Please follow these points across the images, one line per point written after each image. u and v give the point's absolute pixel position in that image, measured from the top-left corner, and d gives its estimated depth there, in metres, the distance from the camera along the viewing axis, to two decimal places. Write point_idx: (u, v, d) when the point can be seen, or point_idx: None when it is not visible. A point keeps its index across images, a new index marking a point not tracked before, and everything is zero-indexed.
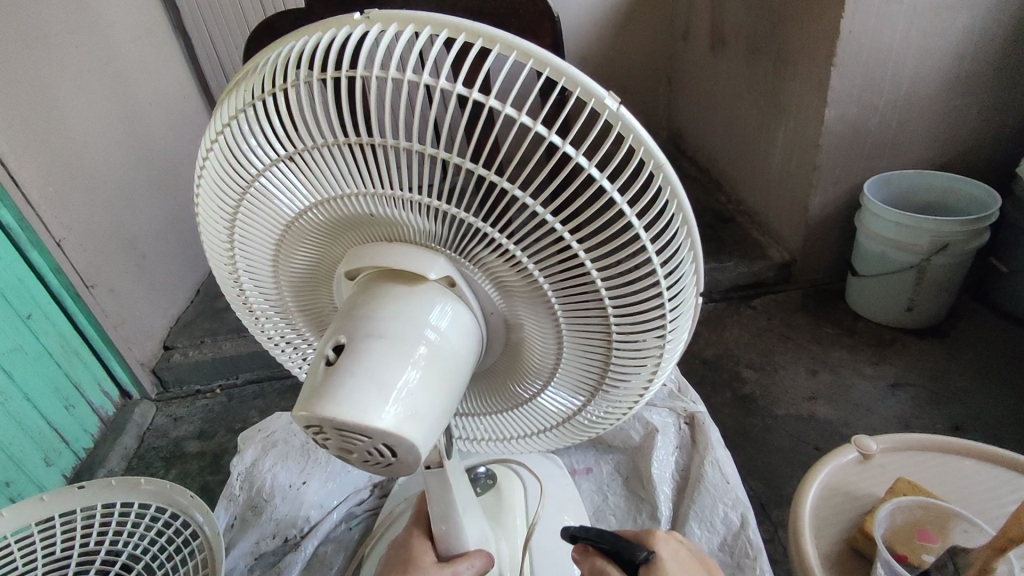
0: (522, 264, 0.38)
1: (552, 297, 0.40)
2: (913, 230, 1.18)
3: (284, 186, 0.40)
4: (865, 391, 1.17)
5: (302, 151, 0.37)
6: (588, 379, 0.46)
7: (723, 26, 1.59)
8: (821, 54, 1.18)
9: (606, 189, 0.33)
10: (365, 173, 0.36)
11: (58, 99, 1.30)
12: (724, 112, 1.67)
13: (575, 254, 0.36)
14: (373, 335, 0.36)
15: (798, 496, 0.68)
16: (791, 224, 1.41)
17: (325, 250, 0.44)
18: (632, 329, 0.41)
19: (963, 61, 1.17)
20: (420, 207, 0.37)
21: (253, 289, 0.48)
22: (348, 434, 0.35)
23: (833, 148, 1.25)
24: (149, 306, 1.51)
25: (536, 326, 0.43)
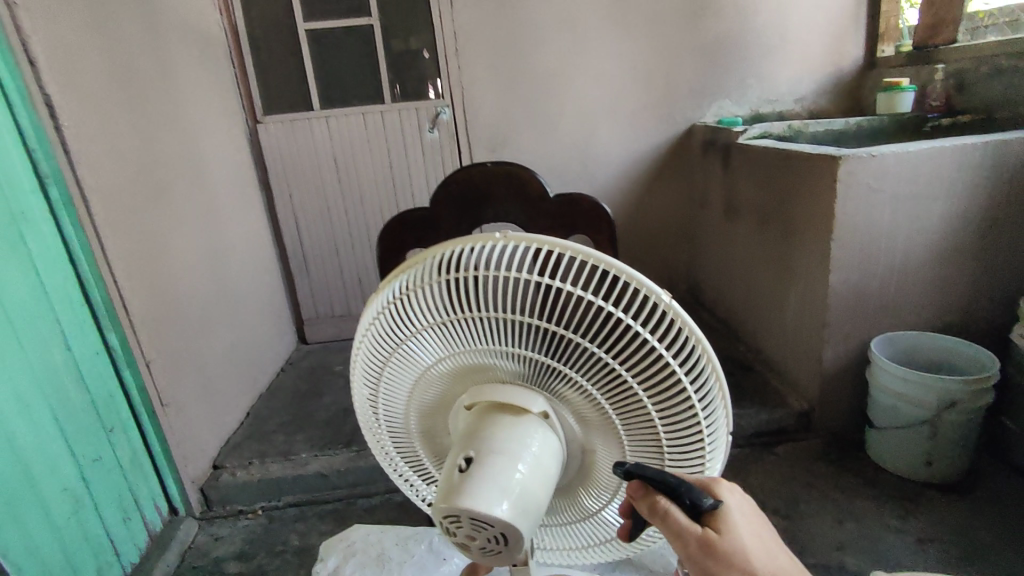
0: (601, 404, 0.51)
1: (621, 429, 0.52)
2: (919, 386, 1.28)
3: (429, 340, 0.54)
4: (890, 542, 1.20)
5: (449, 318, 0.52)
6: None
7: (736, 201, 1.84)
8: (821, 231, 1.37)
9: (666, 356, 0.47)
10: (493, 335, 0.51)
11: (167, 241, 1.53)
12: (739, 272, 1.86)
13: (642, 399, 0.50)
14: (494, 451, 0.49)
15: None
16: (806, 375, 1.53)
17: (447, 387, 0.58)
18: (680, 456, 0.53)
19: (946, 241, 1.36)
20: (530, 360, 0.52)
21: (384, 414, 0.61)
22: (478, 522, 0.46)
23: (839, 309, 1.40)
24: (208, 425, 1.63)
25: (607, 453, 0.55)
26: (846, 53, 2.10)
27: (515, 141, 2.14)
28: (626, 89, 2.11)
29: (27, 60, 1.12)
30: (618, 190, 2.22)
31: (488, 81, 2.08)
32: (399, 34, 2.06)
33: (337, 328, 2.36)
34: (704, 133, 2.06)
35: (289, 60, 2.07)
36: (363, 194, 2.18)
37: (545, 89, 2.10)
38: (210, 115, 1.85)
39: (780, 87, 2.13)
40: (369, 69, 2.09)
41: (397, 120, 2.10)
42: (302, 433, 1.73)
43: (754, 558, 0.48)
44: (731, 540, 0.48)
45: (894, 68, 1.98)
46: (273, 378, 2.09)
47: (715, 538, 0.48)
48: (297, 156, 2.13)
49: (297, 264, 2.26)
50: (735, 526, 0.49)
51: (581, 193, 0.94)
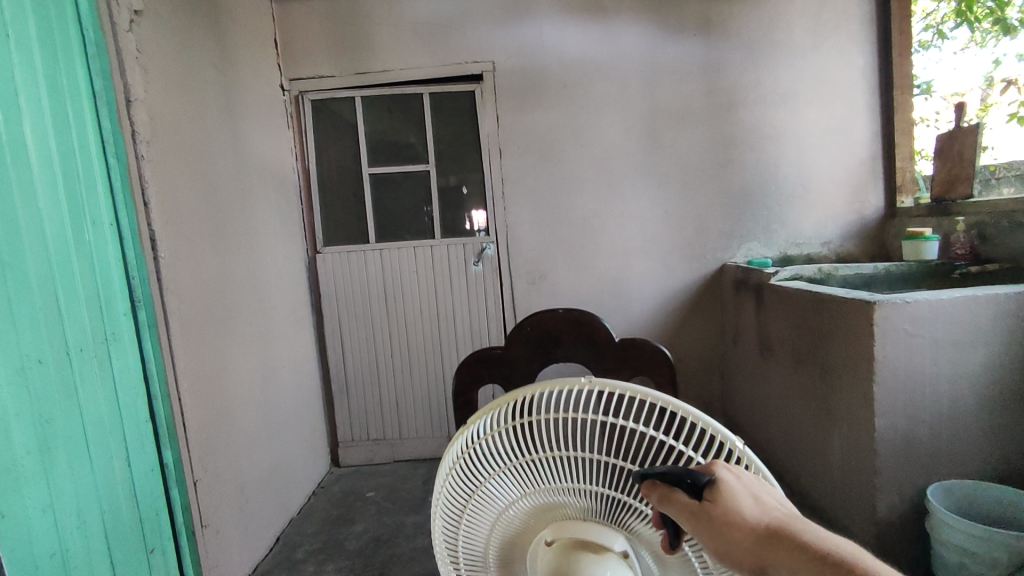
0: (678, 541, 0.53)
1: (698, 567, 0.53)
2: (986, 542, 1.21)
3: (513, 478, 0.58)
4: None
5: (537, 457, 0.55)
6: None
7: (770, 338, 1.88)
8: (862, 372, 1.40)
9: None
10: (578, 472, 0.54)
11: (228, 361, 1.62)
12: (778, 411, 1.85)
13: None
14: None
15: None
16: (860, 523, 1.46)
17: (526, 521, 0.60)
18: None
19: (991, 387, 1.36)
20: (611, 499, 0.55)
21: (463, 558, 0.61)
22: None
23: (888, 453, 1.38)
24: (239, 551, 1.60)
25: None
26: (867, 202, 2.24)
27: (554, 276, 2.27)
28: (659, 230, 2.26)
29: (143, 202, 1.28)
30: (652, 324, 2.29)
31: (530, 221, 2.25)
32: (451, 179, 2.28)
33: (370, 453, 2.36)
34: (735, 273, 2.16)
35: (351, 200, 2.30)
36: (407, 320, 2.29)
37: (583, 229, 2.26)
38: (278, 246, 2.03)
39: (806, 232, 2.26)
40: (422, 208, 2.29)
41: (444, 254, 2.26)
42: (331, 564, 1.68)
43: (749, 518, 0.45)
44: (736, 507, 0.45)
45: (916, 218, 2.09)
46: (304, 503, 2.06)
47: (722, 507, 0.45)
48: (350, 284, 2.27)
49: (338, 387, 2.33)
50: (737, 495, 0.46)
51: (643, 339, 1.00)
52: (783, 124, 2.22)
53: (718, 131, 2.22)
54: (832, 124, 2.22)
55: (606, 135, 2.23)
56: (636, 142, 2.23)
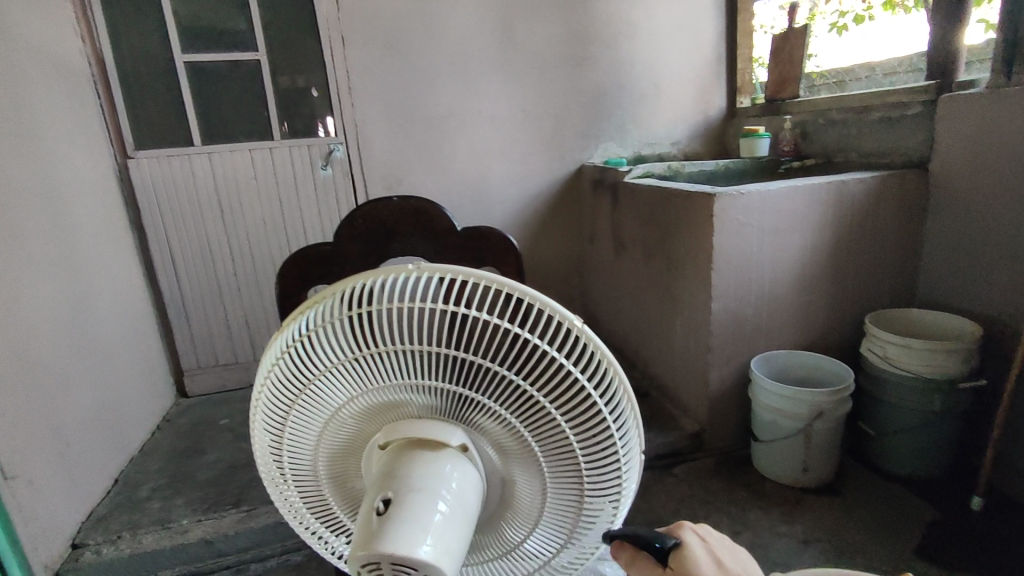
0: (517, 430, 0.51)
1: (539, 454, 0.52)
2: (793, 400, 1.40)
3: (343, 380, 0.52)
4: (781, 547, 1.29)
5: (366, 354, 0.50)
6: (564, 522, 0.55)
7: (623, 235, 1.95)
8: (701, 261, 1.49)
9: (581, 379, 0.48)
10: (412, 367, 0.50)
11: (15, 287, 1.34)
12: (630, 302, 1.97)
13: (558, 420, 0.50)
14: (415, 489, 0.48)
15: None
16: (696, 397, 1.62)
17: (361, 426, 0.55)
18: (602, 487, 0.53)
19: (805, 268, 1.52)
20: (450, 393, 0.51)
21: (293, 466, 0.56)
22: (400, 568, 0.44)
23: (721, 333, 1.52)
24: (64, 499, 1.41)
25: (527, 481, 0.54)
26: (711, 102, 2.34)
27: (411, 180, 2.15)
28: (518, 131, 2.19)
29: None
30: (513, 228, 2.28)
31: (382, 119, 2.07)
32: (287, 70, 2.00)
33: (221, 379, 2.18)
34: (592, 173, 2.18)
35: (164, 93, 1.94)
36: (249, 234, 2.07)
37: (439, 128, 2.13)
38: (72, 150, 1.68)
39: (657, 131, 2.32)
40: (256, 105, 2.01)
41: (286, 158, 2.03)
42: (181, 498, 1.56)
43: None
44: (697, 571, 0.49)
45: (752, 117, 2.23)
46: (147, 439, 1.88)
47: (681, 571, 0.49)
48: (174, 194, 1.97)
49: (174, 312, 2.07)
50: (700, 560, 0.49)
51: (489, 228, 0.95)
52: (637, 20, 2.20)
53: (575, 24, 2.15)
54: (682, 21, 2.24)
55: (460, 25, 2.06)
56: (492, 33, 2.09)
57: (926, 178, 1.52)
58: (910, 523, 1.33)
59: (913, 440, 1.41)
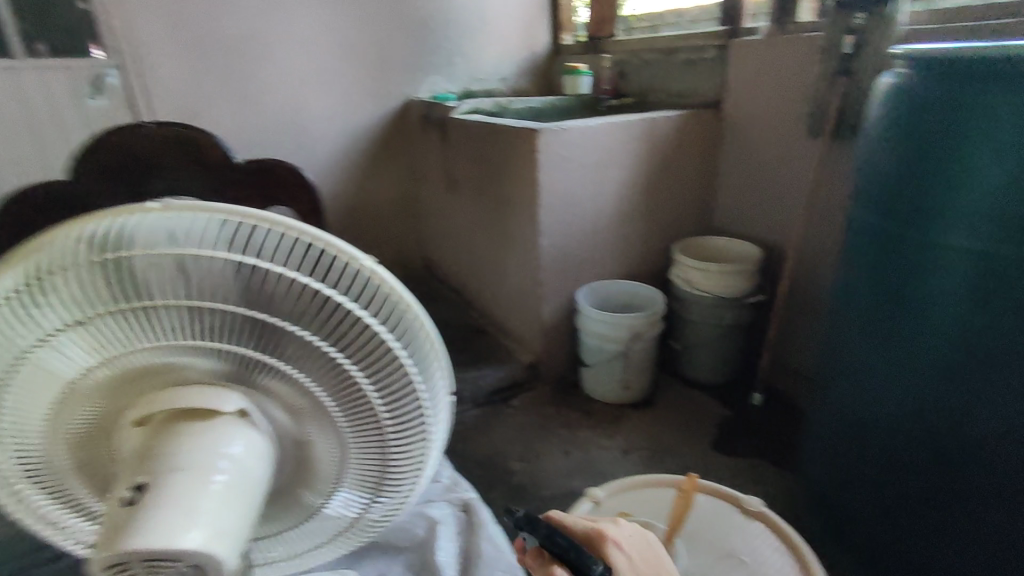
0: (312, 391, 0.45)
1: (341, 418, 0.46)
2: (614, 326, 1.51)
3: (70, 351, 0.40)
4: (606, 460, 1.41)
5: (97, 317, 0.39)
6: (377, 483, 0.50)
7: (454, 173, 1.90)
8: (529, 197, 1.51)
9: (383, 333, 0.42)
10: (168, 326, 0.41)
11: None
12: (463, 242, 1.95)
13: (361, 382, 0.44)
14: (176, 469, 0.40)
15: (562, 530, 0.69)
16: (530, 330, 1.69)
17: (109, 403, 0.45)
18: (410, 444, 0.47)
19: (623, 201, 1.61)
20: (225, 353, 0.43)
21: (11, 463, 0.44)
22: (156, 566, 0.35)
23: (549, 267, 1.57)
24: None
25: (329, 446, 0.48)
26: (536, 38, 2.33)
27: (211, 114, 1.87)
28: (336, 60, 2.00)
29: None
30: (340, 169, 2.12)
31: (167, 37, 1.75)
32: None
33: None
34: (419, 108, 2.08)
35: None
36: None
37: (242, 54, 1.87)
38: None
39: (484, 66, 2.26)
40: None
41: None
42: None
43: None
44: None
45: (575, 54, 2.27)
46: None
47: None
48: None
49: None
50: None
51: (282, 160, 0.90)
52: None
53: None
54: None
55: None
56: None
57: (721, 116, 1.67)
58: (709, 423, 1.53)
59: (710, 351, 1.61)
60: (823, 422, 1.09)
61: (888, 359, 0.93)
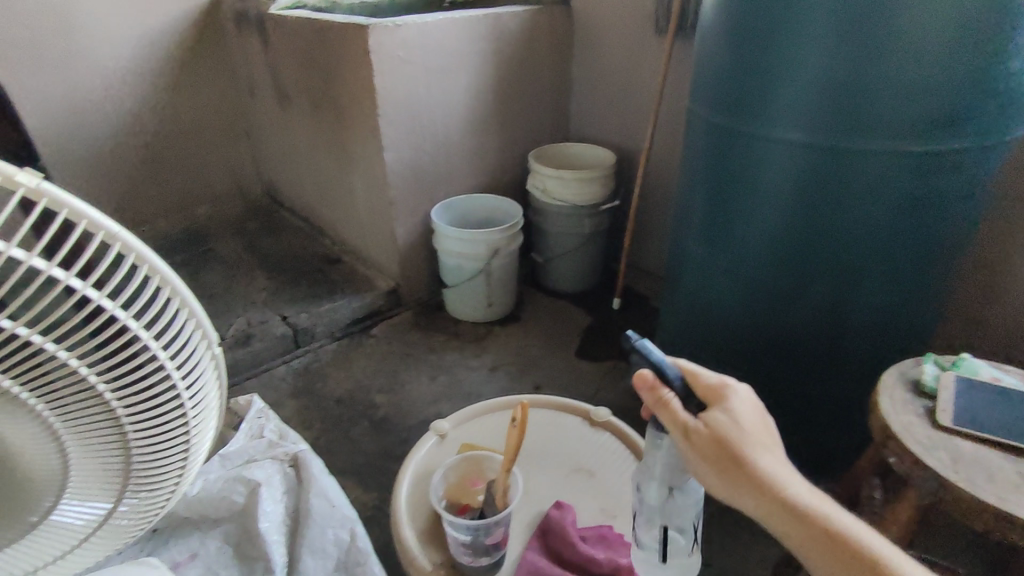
0: (11, 396, 0.32)
1: (54, 423, 0.34)
2: (472, 243, 1.44)
3: None
4: (472, 380, 1.39)
5: None
6: (112, 486, 0.41)
7: (282, 82, 1.63)
8: (367, 107, 1.35)
9: (120, 316, 0.34)
10: None
11: None
12: (304, 162, 1.72)
13: (90, 379, 0.34)
14: None
15: (401, 472, 0.62)
16: (386, 254, 1.57)
17: None
18: (166, 436, 0.41)
19: (473, 109, 1.50)
20: None
21: None
22: None
23: (399, 185, 1.45)
24: None
25: (39, 455, 0.36)
26: None
27: None
28: None
29: None
30: (141, 77, 1.67)
31: None
32: None
33: None
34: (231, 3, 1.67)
35: None
36: None
37: None
38: None
39: None
40: None
41: None
42: None
43: (753, 458, 0.47)
44: (731, 444, 0.47)
45: None
46: None
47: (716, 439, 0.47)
48: None
49: None
50: (735, 430, 0.48)
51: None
52: None
53: None
54: None
55: None
56: None
57: (571, 13, 1.58)
58: (573, 331, 1.55)
59: (571, 260, 1.61)
60: (676, 324, 1.12)
61: (724, 261, 0.97)
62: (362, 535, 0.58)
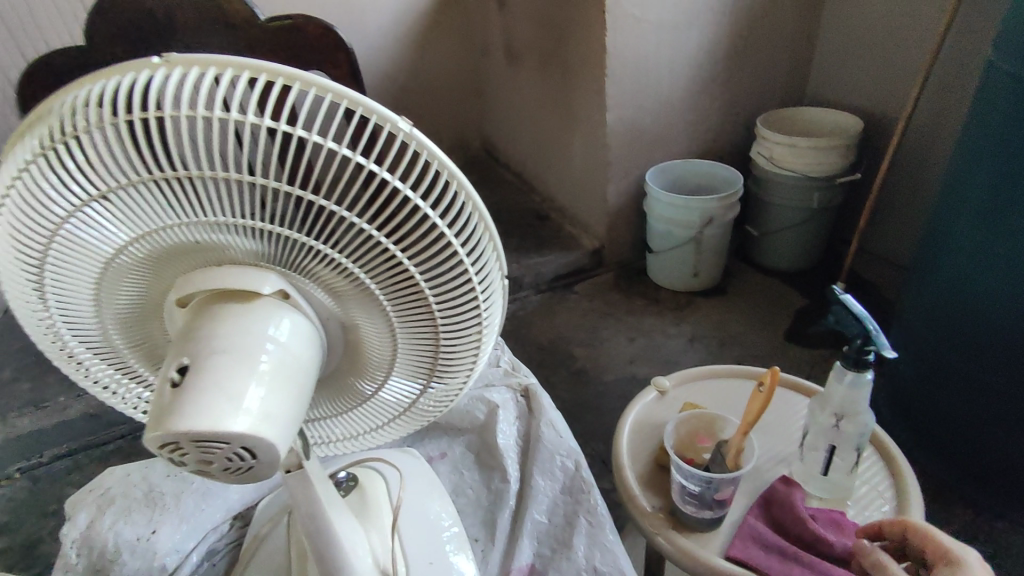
0: (352, 270, 0.39)
1: (382, 299, 0.41)
2: (685, 209, 1.41)
3: (98, 225, 0.37)
4: (670, 347, 1.38)
5: (115, 188, 0.35)
6: (422, 365, 0.46)
7: (515, 43, 1.71)
8: (595, 67, 1.37)
9: (427, 212, 0.37)
10: (190, 205, 0.36)
11: None
12: (525, 120, 1.81)
13: (406, 265, 0.39)
14: (216, 350, 0.36)
15: (620, 420, 0.66)
16: (595, 214, 1.61)
17: (156, 280, 0.41)
18: (458, 328, 0.44)
19: (703, 68, 1.43)
20: (269, 235, 0.37)
21: (68, 308, 0.41)
22: (205, 444, 0.34)
23: (617, 146, 1.45)
24: None
25: (374, 329, 0.43)
26: None
27: None
28: None
29: None
30: (396, 39, 1.86)
31: None
32: None
33: None
34: None
35: None
36: None
37: None
38: None
39: None
40: None
41: None
42: (52, 372, 1.18)
43: None
44: None
45: None
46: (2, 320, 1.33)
47: None
48: None
49: None
50: None
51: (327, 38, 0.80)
52: None
53: None
54: None
55: None
56: None
57: None
58: (785, 312, 1.45)
59: (792, 236, 1.49)
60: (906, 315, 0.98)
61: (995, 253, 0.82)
62: (585, 466, 0.63)
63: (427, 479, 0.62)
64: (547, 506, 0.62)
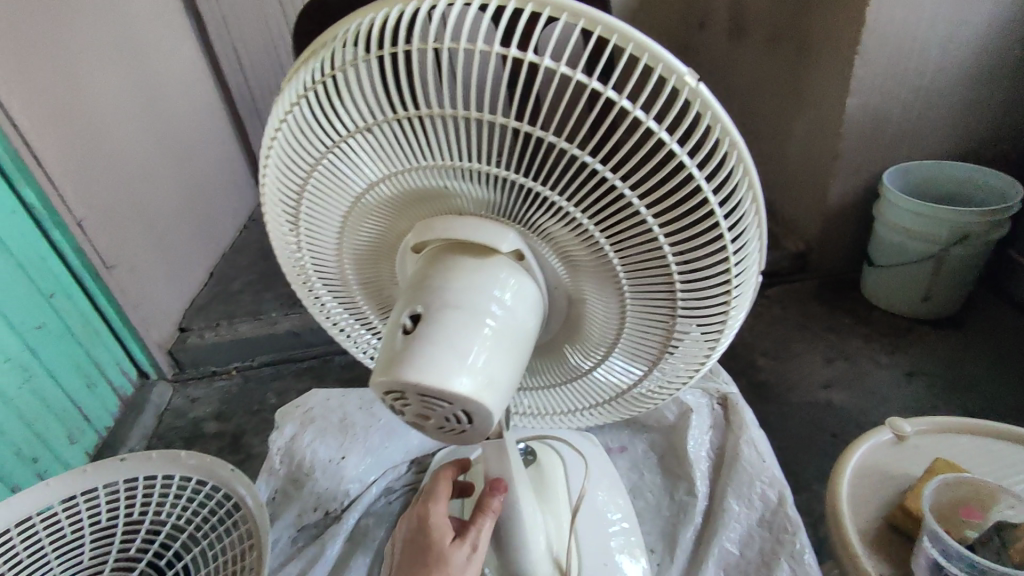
0: (593, 236, 0.35)
1: (620, 274, 0.36)
2: (931, 220, 1.17)
3: (355, 161, 0.37)
4: (880, 379, 1.18)
5: (375, 125, 0.34)
6: (646, 351, 0.41)
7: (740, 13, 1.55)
8: (844, 42, 1.17)
9: (698, 179, 0.31)
10: (442, 149, 0.34)
11: (138, 41, 1.18)
12: (738, 100, 1.64)
13: (658, 240, 0.34)
14: (450, 304, 0.34)
15: (841, 459, 0.57)
16: (807, 213, 1.42)
17: (395, 222, 0.41)
18: (697, 317, 0.38)
19: (987, 50, 1.17)
20: (515, 188, 0.34)
21: (316, 239, 0.43)
22: (429, 399, 0.33)
23: (854, 137, 1.25)
24: (193, 252, 1.31)
25: (602, 304, 0.39)
26: None
27: None
28: None
29: None
30: None
31: None
32: None
33: None
34: None
35: None
36: None
37: None
38: None
39: None
40: None
41: None
42: (270, 292, 1.32)
43: None
44: None
45: None
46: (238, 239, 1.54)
47: None
48: None
49: (245, 110, 1.52)
50: None
51: None
52: None
53: None
54: None
55: None
56: None
57: None
58: None
59: None
60: None
61: None
62: (791, 504, 0.60)
63: (610, 474, 0.60)
64: (743, 530, 0.60)
